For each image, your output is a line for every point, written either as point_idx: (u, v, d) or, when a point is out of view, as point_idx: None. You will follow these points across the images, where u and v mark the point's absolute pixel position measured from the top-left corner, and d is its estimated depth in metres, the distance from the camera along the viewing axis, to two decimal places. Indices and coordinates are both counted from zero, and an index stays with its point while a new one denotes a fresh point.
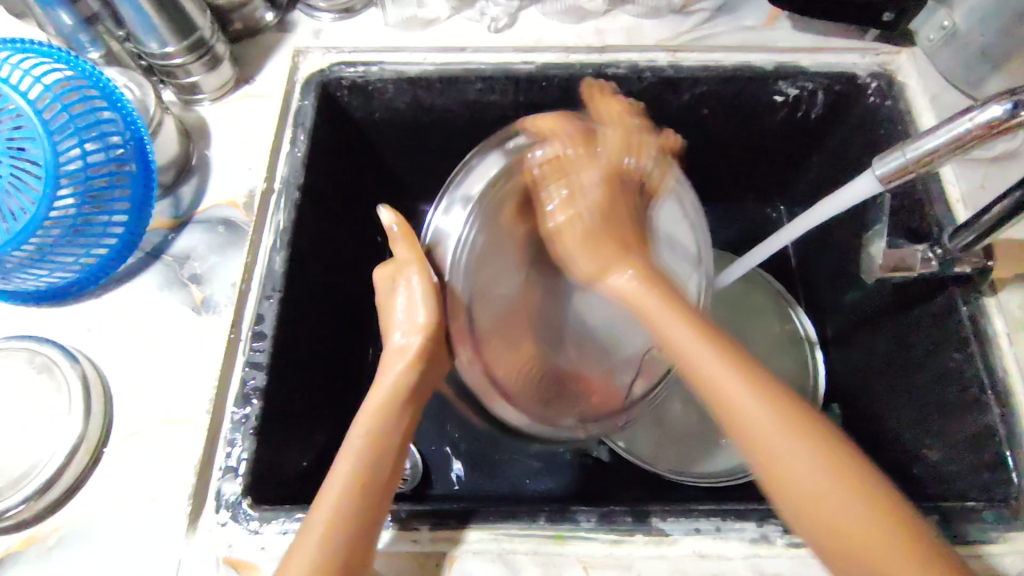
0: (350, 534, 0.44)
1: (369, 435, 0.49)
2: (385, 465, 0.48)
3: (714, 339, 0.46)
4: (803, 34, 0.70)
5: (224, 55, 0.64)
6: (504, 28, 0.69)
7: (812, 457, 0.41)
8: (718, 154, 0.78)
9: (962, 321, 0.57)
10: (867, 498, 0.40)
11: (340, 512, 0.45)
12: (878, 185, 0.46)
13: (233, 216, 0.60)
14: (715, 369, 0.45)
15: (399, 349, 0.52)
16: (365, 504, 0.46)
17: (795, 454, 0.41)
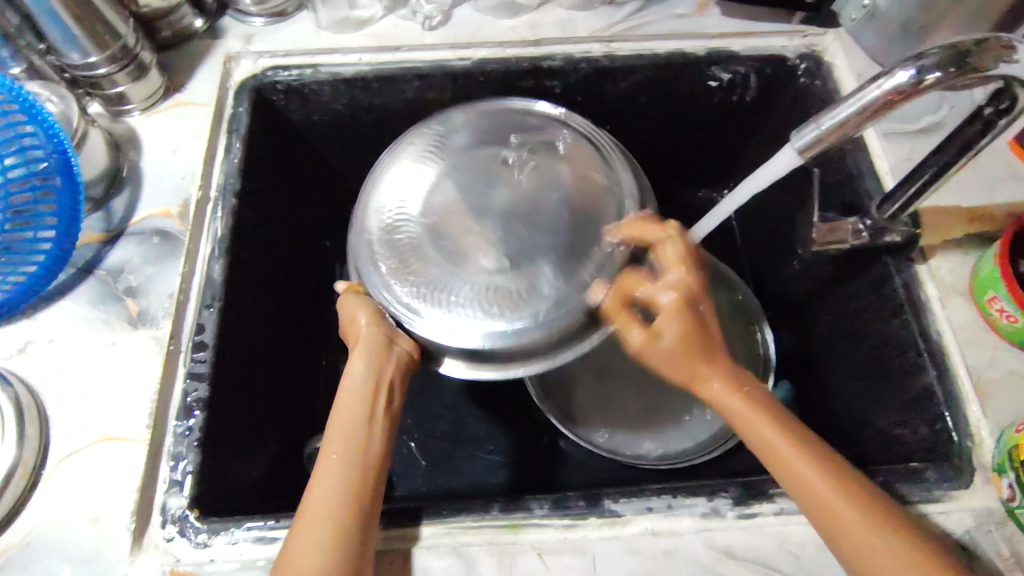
0: (349, 519, 0.43)
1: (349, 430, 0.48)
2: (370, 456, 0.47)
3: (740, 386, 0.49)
4: (732, 18, 0.71)
5: (151, 63, 0.63)
6: (438, 25, 0.69)
7: (844, 500, 0.43)
8: (659, 141, 0.79)
9: (895, 290, 0.59)
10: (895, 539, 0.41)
11: (335, 498, 0.44)
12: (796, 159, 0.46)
13: (168, 226, 0.59)
14: (753, 413, 0.47)
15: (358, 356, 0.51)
16: (361, 497, 0.45)
17: (827, 493, 0.43)
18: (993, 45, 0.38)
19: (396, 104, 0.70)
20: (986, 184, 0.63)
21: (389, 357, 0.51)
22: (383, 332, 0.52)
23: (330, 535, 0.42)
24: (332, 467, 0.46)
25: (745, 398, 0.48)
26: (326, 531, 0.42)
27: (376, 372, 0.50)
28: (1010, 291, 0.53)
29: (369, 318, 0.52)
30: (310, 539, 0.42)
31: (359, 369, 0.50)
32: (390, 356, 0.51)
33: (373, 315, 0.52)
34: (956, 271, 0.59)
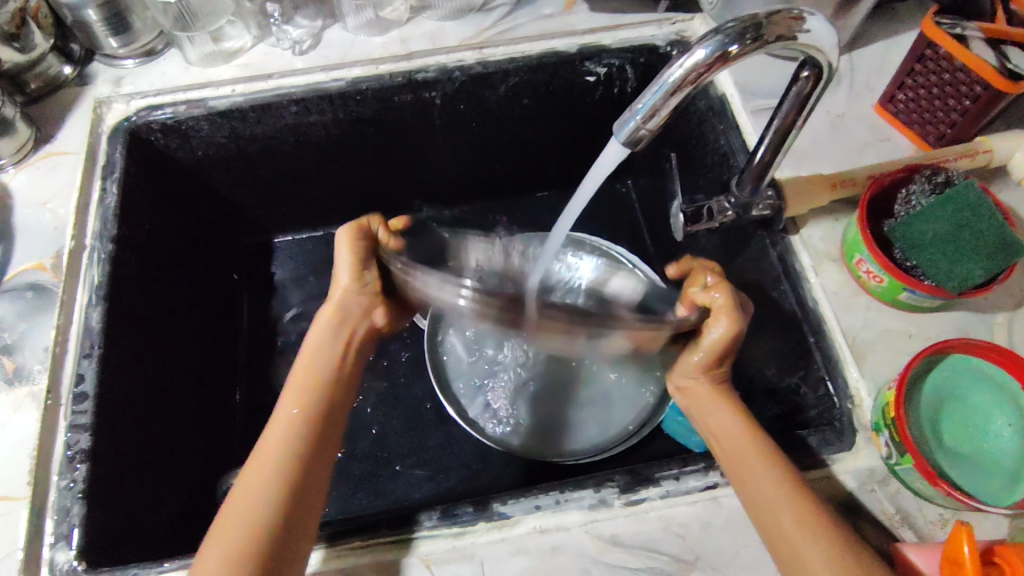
0: (263, 505, 0.44)
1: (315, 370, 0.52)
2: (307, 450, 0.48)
3: (724, 389, 0.54)
4: (601, 14, 0.72)
5: (14, 117, 0.62)
6: (308, 49, 0.69)
7: (758, 459, 0.47)
8: (551, 140, 0.80)
9: (773, 262, 0.60)
10: (785, 482, 0.46)
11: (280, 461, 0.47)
12: (623, 152, 0.45)
13: (41, 279, 0.58)
14: (717, 410, 0.52)
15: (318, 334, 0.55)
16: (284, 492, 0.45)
17: (746, 460, 0.48)
18: (784, 16, 0.40)
19: (276, 131, 0.70)
20: (852, 147, 0.64)
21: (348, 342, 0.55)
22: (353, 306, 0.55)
23: (261, 487, 0.45)
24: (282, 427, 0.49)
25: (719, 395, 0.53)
26: (260, 483, 0.46)
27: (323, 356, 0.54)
28: (871, 252, 0.54)
29: (350, 275, 0.53)
30: (222, 534, 0.43)
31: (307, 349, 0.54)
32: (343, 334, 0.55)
33: (353, 266, 0.53)
34: (828, 238, 0.60)
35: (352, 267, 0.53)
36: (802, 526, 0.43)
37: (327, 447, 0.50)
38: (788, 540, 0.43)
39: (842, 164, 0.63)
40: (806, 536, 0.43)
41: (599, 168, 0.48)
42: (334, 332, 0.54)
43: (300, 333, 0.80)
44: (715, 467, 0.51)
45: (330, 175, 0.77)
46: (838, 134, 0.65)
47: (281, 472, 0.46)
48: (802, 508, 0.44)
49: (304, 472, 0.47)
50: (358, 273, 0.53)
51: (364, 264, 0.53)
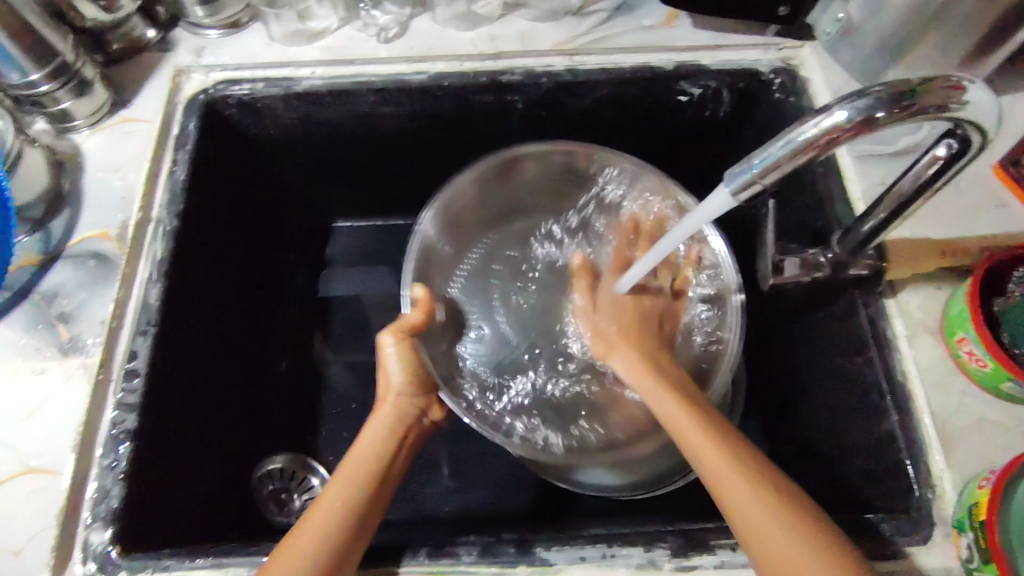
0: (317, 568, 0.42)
1: (373, 456, 0.52)
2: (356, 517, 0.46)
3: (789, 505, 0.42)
4: (703, 30, 0.67)
5: (94, 78, 0.61)
6: (393, 37, 0.67)
7: (666, 396, 0.51)
8: (629, 155, 0.75)
9: (862, 324, 0.55)
10: (717, 421, 0.49)
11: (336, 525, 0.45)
12: (729, 202, 0.42)
13: (105, 249, 0.57)
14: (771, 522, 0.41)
15: (391, 406, 0.56)
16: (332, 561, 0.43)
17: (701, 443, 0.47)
18: (943, 82, 0.36)
19: (351, 118, 0.68)
20: (964, 207, 0.58)
21: (414, 424, 0.57)
22: (418, 405, 0.58)
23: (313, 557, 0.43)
24: (334, 495, 0.47)
25: (624, 343, 0.58)
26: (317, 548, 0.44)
27: (397, 430, 0.55)
28: (978, 333, 0.49)
29: (402, 373, 0.57)
30: None
31: (380, 424, 0.55)
32: (418, 424, 0.58)
33: (404, 360, 0.58)
34: (926, 307, 0.55)
35: (404, 369, 0.57)
36: (709, 442, 0.46)
37: (372, 521, 0.48)
38: (695, 452, 0.47)
39: (952, 231, 0.57)
40: (723, 466, 0.44)
41: (705, 210, 0.45)
42: (388, 430, 0.54)
43: (348, 324, 0.78)
44: None
45: (396, 168, 0.75)
46: (950, 194, 0.59)
47: (324, 537, 0.44)
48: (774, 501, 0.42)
49: (347, 549, 0.45)
50: (407, 366, 0.58)
51: (415, 357, 0.58)
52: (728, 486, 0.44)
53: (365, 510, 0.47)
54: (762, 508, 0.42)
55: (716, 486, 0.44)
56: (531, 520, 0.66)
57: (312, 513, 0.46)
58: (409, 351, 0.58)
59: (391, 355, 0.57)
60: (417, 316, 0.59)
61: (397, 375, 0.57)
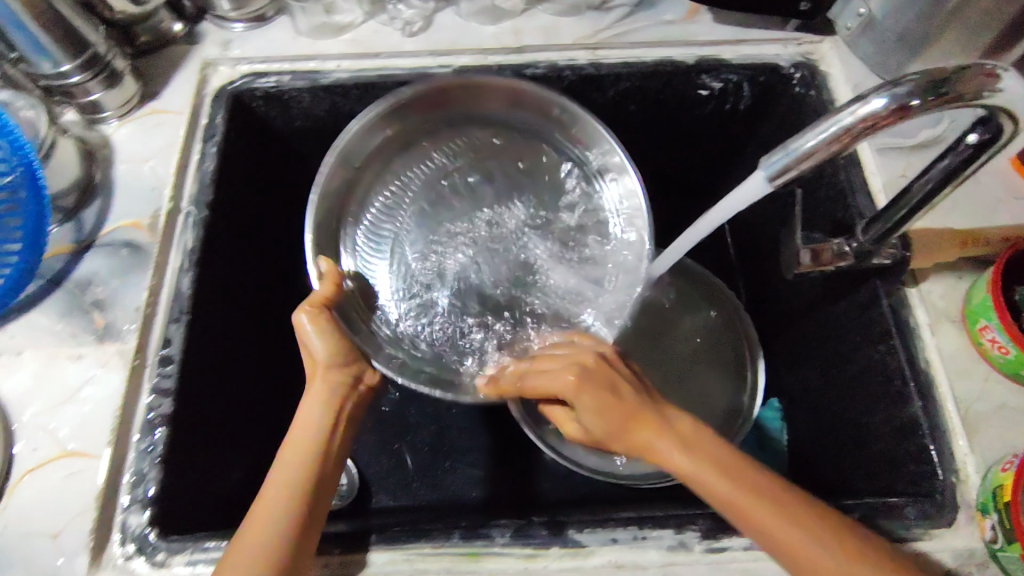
0: (276, 539, 0.44)
1: (310, 456, 0.48)
2: (311, 477, 0.47)
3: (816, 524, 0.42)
4: (724, 25, 0.69)
5: (124, 70, 0.62)
6: (418, 31, 0.67)
7: (589, 405, 0.47)
8: (648, 149, 0.76)
9: (884, 313, 0.56)
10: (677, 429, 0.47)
11: (292, 491, 0.46)
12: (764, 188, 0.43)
13: (137, 238, 0.58)
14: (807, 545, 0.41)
15: (315, 385, 0.52)
16: (291, 535, 0.44)
17: (709, 482, 0.44)
18: (976, 72, 0.37)
19: None
20: (984, 198, 0.59)
21: (348, 393, 0.53)
22: (347, 376, 0.54)
23: (277, 522, 0.44)
24: (291, 463, 0.48)
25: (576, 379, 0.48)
26: (273, 511, 0.45)
27: (333, 404, 0.52)
28: (1001, 321, 0.50)
29: (322, 340, 0.53)
30: (246, 555, 0.43)
31: (317, 389, 0.52)
32: (347, 390, 0.53)
33: (327, 335, 0.53)
34: (948, 296, 0.56)
35: (326, 338, 0.53)
36: (696, 465, 0.45)
37: (314, 528, 0.46)
38: (695, 480, 0.45)
39: (972, 221, 0.58)
40: (742, 497, 0.43)
41: (739, 194, 0.46)
42: (327, 403, 0.52)
43: None
44: None
45: None
46: (969, 185, 0.60)
47: (283, 517, 0.45)
48: (803, 520, 0.42)
49: (306, 515, 0.46)
50: (330, 336, 0.53)
51: (338, 338, 0.54)
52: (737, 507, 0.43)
53: (319, 475, 0.48)
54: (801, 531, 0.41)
55: (720, 506, 0.44)
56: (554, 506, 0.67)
57: (245, 534, 0.44)
58: (325, 325, 0.53)
59: (305, 328, 0.53)
60: (326, 290, 0.54)
61: (311, 355, 0.53)
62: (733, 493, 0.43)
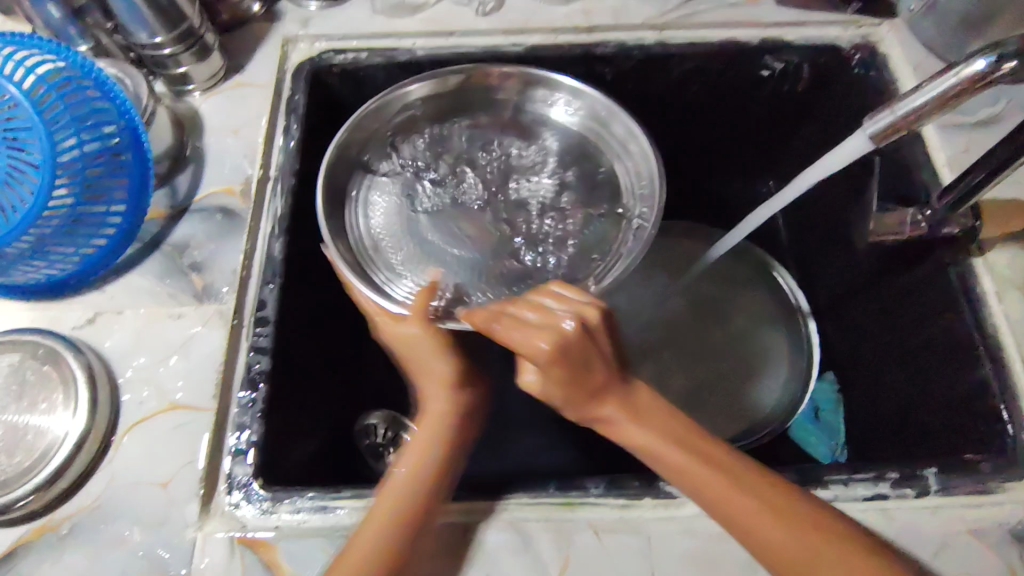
0: (383, 550, 0.45)
1: (419, 456, 0.50)
2: (432, 484, 0.49)
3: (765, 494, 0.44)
4: (787, 8, 0.71)
5: (214, 45, 0.64)
6: (491, 11, 0.70)
7: (637, 427, 0.48)
8: (705, 130, 0.78)
9: (951, 281, 0.58)
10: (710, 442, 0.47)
11: (394, 499, 0.47)
12: (869, 145, 0.47)
13: (230, 204, 0.60)
14: (735, 497, 0.44)
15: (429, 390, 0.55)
16: (400, 544, 0.45)
17: (681, 461, 0.46)
18: None
19: None
20: None
21: (455, 400, 0.55)
22: (455, 370, 0.55)
23: (371, 541, 0.45)
24: (408, 475, 0.48)
25: (556, 360, 0.46)
26: (387, 520, 0.46)
27: (450, 411, 0.54)
28: None
29: (439, 354, 0.55)
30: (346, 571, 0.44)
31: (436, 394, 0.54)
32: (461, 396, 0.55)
33: (438, 342, 0.54)
34: (1015, 265, 0.58)
35: (432, 355, 0.55)
36: (742, 496, 0.44)
37: (425, 536, 0.47)
38: (652, 450, 0.47)
39: None
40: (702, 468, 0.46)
41: (846, 149, 0.50)
42: (439, 416, 0.53)
43: None
44: (885, 478, 0.52)
45: None
46: None
47: (389, 529, 0.45)
48: (780, 509, 0.43)
49: (411, 533, 0.46)
50: (445, 355, 0.55)
51: (447, 342, 0.55)
52: (766, 539, 0.43)
53: (433, 485, 0.49)
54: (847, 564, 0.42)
55: (759, 546, 0.44)
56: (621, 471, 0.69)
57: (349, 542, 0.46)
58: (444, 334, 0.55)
59: (388, 329, 0.56)
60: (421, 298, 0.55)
61: (405, 355, 0.56)
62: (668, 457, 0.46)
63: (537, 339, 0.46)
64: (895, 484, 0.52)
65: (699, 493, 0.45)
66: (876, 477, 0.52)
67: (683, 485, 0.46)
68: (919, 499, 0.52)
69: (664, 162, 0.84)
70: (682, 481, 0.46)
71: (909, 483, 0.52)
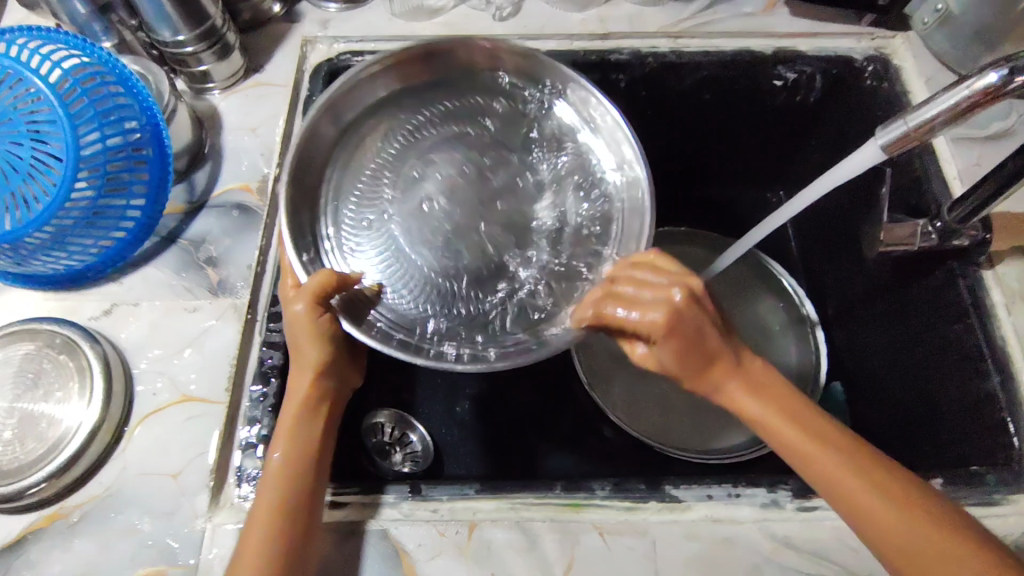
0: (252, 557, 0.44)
1: (287, 447, 0.48)
2: (280, 485, 0.46)
3: (878, 471, 0.44)
4: (801, 19, 0.71)
5: (235, 44, 0.65)
6: (508, 16, 0.71)
7: (828, 448, 0.45)
8: (716, 138, 0.79)
9: (961, 293, 0.59)
10: (829, 424, 0.46)
11: (274, 497, 0.46)
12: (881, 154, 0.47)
13: (246, 201, 0.61)
14: (849, 478, 0.44)
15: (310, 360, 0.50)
16: (280, 549, 0.44)
17: (789, 435, 0.46)
18: None
19: None
20: None
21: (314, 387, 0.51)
22: (328, 331, 0.49)
23: (268, 544, 0.44)
24: (281, 471, 0.47)
25: (683, 344, 0.45)
26: (262, 522, 0.45)
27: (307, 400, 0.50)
28: None
29: (303, 302, 0.48)
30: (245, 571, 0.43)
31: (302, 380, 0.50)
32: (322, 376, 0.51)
33: (308, 312, 0.48)
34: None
35: (308, 340, 0.49)
36: (870, 492, 0.43)
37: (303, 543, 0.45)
38: (762, 425, 0.47)
39: None
40: (796, 435, 0.46)
41: (857, 159, 0.51)
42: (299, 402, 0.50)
43: None
44: None
45: None
46: None
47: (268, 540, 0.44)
48: (889, 491, 0.43)
49: (292, 540, 0.45)
50: (321, 343, 0.49)
51: (324, 324, 0.49)
52: (908, 543, 0.41)
53: (292, 481, 0.47)
54: (928, 530, 0.41)
55: (836, 497, 0.44)
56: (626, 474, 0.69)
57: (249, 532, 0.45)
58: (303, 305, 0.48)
59: (287, 301, 0.50)
60: (319, 279, 0.47)
61: (290, 331, 0.49)
62: (786, 435, 0.46)
63: (660, 306, 0.44)
64: None
65: (820, 472, 0.45)
66: None
67: (798, 465, 0.46)
68: None
69: (675, 169, 0.84)
70: (822, 477, 0.45)
71: None
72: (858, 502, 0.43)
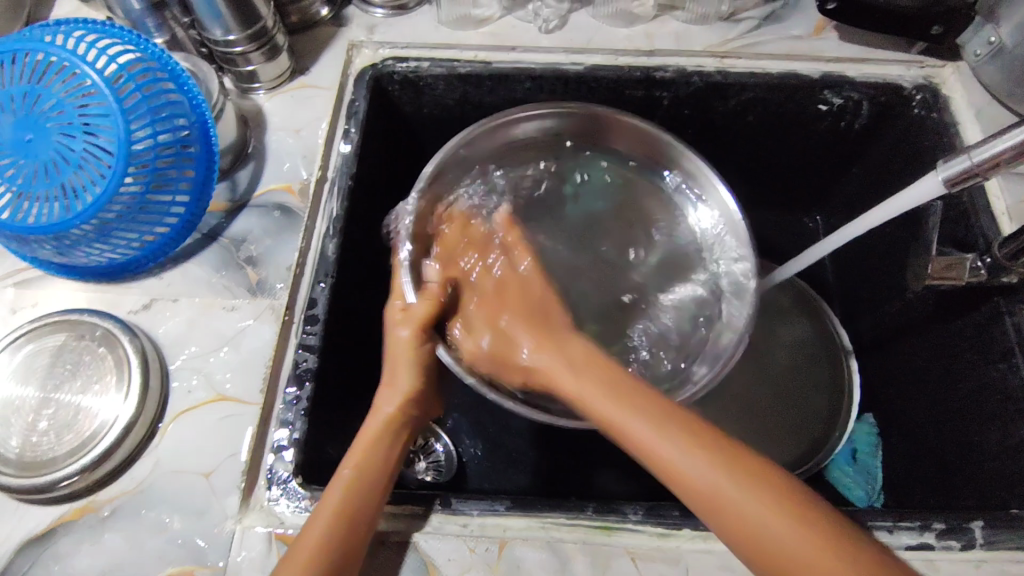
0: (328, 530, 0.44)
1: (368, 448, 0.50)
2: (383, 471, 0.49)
3: (744, 486, 0.40)
4: (850, 44, 0.71)
5: (283, 45, 0.65)
6: (554, 29, 0.70)
7: (632, 415, 0.44)
8: (755, 159, 0.78)
9: (1006, 331, 0.57)
10: (703, 430, 0.43)
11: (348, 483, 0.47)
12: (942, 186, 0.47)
13: (288, 202, 0.62)
14: (743, 500, 0.40)
15: (398, 384, 0.54)
16: (357, 534, 0.45)
17: (657, 449, 0.42)
18: None
19: (506, 102, 0.71)
20: None
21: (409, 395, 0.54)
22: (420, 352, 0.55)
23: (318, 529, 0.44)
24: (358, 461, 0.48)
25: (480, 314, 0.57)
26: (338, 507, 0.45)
27: (397, 409, 0.53)
28: None
29: (408, 324, 0.56)
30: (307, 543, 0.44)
31: (387, 406, 0.53)
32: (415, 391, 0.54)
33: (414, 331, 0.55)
34: None
35: (404, 366, 0.54)
36: (744, 499, 0.39)
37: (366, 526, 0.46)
38: (645, 448, 0.43)
39: None
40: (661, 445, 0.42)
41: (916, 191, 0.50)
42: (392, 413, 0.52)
43: None
44: (931, 529, 0.51)
45: None
46: None
47: (338, 518, 0.45)
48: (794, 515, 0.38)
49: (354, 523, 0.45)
50: (414, 370, 0.54)
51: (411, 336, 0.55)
52: (770, 543, 0.38)
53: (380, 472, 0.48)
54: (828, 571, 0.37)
55: (728, 529, 0.40)
56: (651, 496, 0.68)
57: (310, 524, 0.45)
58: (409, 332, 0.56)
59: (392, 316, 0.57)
60: (426, 307, 0.56)
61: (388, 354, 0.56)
62: (649, 442, 0.43)
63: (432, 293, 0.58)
64: (940, 535, 0.51)
65: (682, 483, 0.41)
66: (921, 526, 0.51)
67: (665, 481, 0.42)
68: (963, 552, 0.50)
69: None
70: (674, 485, 0.42)
71: (954, 535, 0.51)
72: (750, 526, 0.39)
